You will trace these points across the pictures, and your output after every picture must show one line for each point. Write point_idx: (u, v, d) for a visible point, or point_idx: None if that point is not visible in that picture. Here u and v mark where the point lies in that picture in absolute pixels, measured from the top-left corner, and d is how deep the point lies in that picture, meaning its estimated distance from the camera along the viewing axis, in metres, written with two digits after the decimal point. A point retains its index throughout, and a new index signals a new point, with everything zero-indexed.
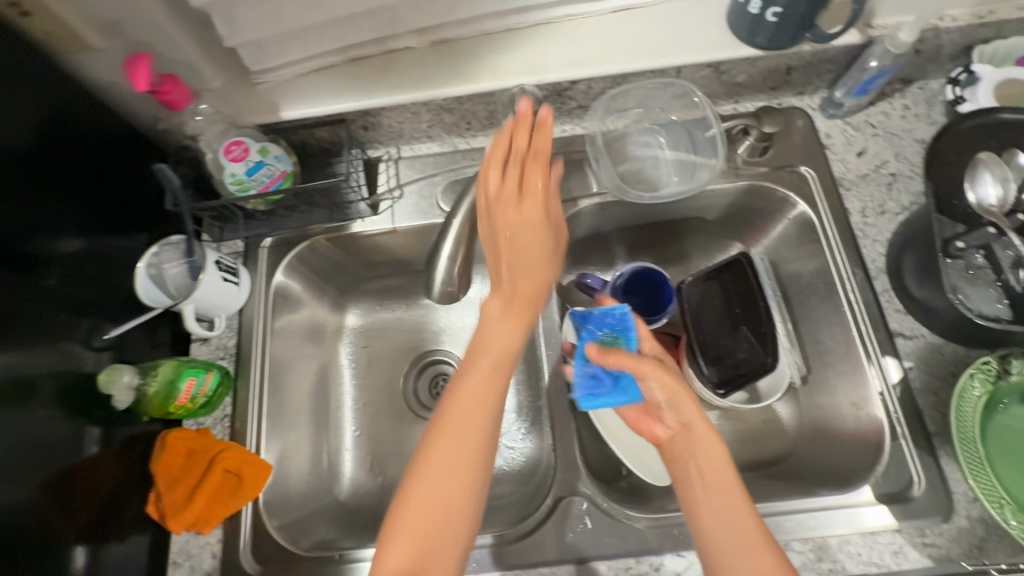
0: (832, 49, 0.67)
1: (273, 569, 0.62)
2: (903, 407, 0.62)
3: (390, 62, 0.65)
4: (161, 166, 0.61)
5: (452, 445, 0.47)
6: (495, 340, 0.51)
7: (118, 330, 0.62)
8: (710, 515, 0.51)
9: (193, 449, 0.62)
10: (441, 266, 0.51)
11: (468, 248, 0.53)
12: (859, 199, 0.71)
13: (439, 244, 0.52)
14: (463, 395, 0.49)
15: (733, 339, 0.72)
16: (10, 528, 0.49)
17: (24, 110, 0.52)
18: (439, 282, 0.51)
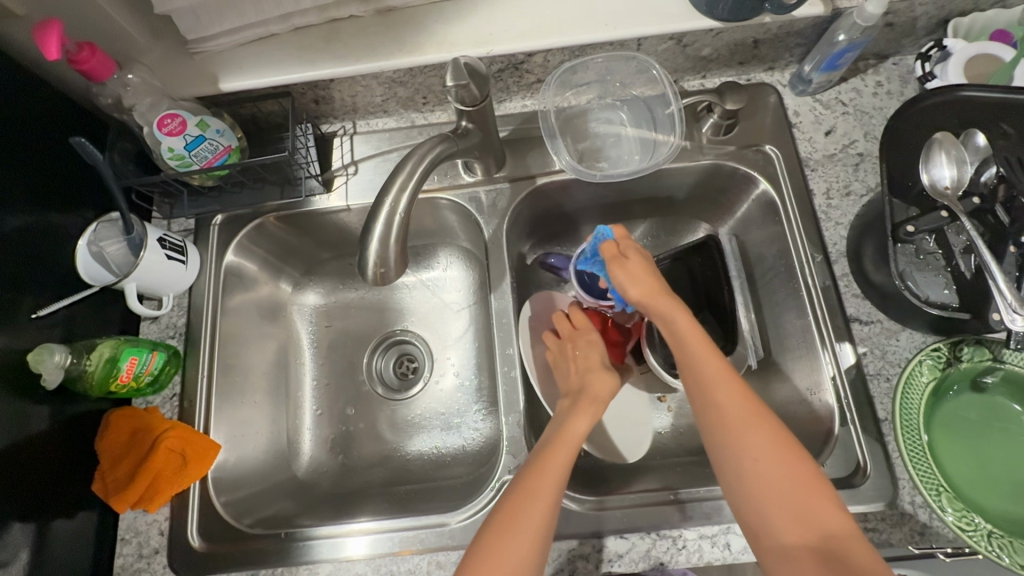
0: (799, 22, 0.64)
1: (219, 545, 0.62)
2: (854, 393, 0.61)
3: (334, 31, 0.62)
4: (81, 139, 0.53)
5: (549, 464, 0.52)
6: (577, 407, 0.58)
7: (48, 309, 0.59)
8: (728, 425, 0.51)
9: (137, 428, 0.62)
10: (373, 248, 0.48)
11: (404, 227, 0.50)
12: (824, 180, 0.69)
13: (371, 224, 0.49)
14: (568, 429, 0.55)
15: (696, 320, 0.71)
16: None
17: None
18: (373, 264, 0.49)
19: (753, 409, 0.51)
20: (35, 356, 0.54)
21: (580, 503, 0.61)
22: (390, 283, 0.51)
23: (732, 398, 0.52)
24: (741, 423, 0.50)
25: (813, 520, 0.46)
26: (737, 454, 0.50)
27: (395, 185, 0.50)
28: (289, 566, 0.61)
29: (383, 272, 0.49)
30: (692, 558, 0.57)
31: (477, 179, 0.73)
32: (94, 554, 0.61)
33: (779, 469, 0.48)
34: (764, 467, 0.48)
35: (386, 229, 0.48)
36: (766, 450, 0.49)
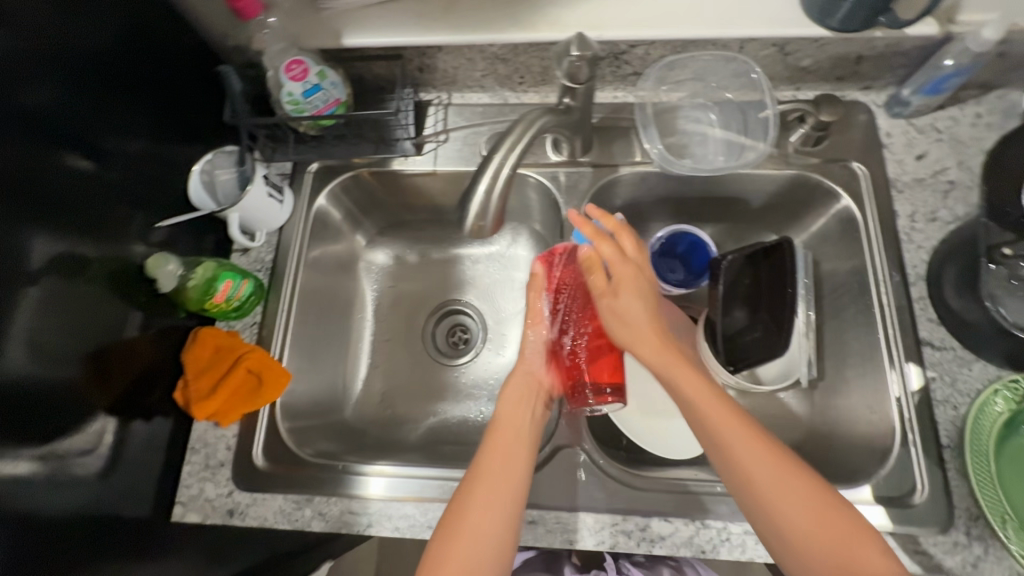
0: (908, 42, 0.65)
1: (280, 467, 0.65)
2: (918, 415, 0.61)
3: (453, 2, 0.66)
4: (227, 68, 0.71)
5: (492, 486, 0.55)
6: (509, 404, 0.63)
7: (170, 221, 0.67)
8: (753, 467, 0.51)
9: (222, 345, 0.66)
10: (475, 202, 0.51)
11: (508, 184, 0.52)
12: (910, 203, 0.69)
13: (477, 181, 0.52)
14: (509, 425, 0.61)
15: (749, 321, 0.73)
16: (66, 391, 0.54)
17: (108, 13, 0.57)
18: (473, 216, 0.52)
19: (775, 456, 0.52)
20: (152, 261, 0.60)
21: (626, 480, 0.62)
22: (485, 237, 0.54)
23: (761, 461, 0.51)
24: (768, 476, 0.51)
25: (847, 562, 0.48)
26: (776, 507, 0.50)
27: (505, 143, 0.52)
28: (341, 497, 0.63)
29: (479, 227, 0.52)
30: (734, 551, 0.58)
31: (561, 160, 0.75)
32: (166, 457, 0.65)
33: (809, 517, 0.50)
34: (799, 519, 0.50)
35: (491, 186, 0.51)
36: (802, 494, 0.50)
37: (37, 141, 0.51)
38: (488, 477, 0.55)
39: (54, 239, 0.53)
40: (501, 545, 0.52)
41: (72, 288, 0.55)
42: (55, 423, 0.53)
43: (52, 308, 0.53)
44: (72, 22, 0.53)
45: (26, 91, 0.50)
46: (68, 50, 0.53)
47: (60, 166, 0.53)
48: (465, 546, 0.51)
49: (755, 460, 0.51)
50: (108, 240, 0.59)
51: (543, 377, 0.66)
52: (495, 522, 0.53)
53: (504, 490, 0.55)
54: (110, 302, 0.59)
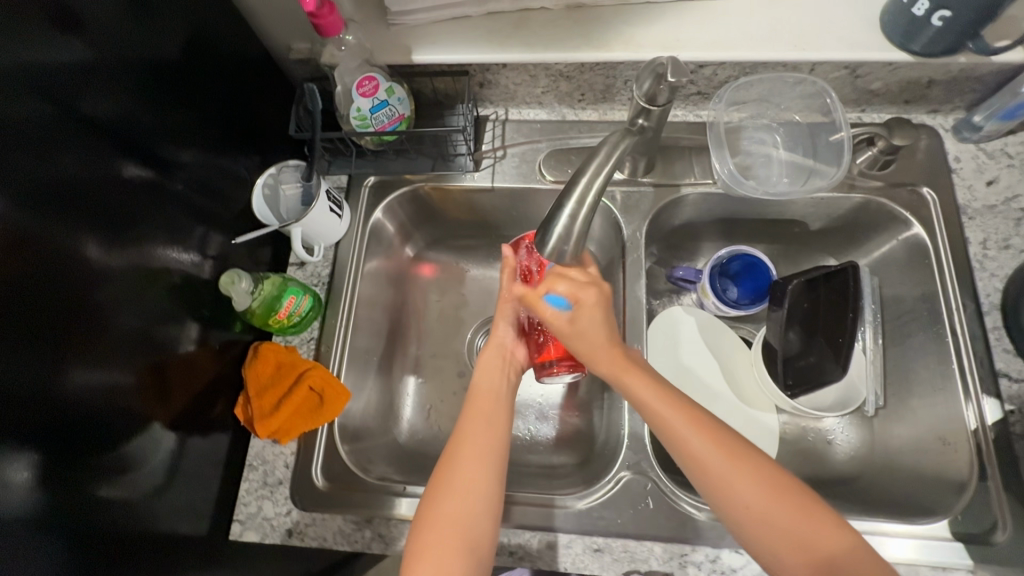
0: (986, 67, 0.63)
1: (339, 487, 0.64)
2: (996, 450, 0.59)
3: (523, 20, 0.65)
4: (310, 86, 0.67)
5: (472, 463, 0.56)
6: (485, 373, 0.64)
7: (243, 238, 0.68)
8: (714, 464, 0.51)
9: (282, 362, 0.66)
10: (560, 224, 0.50)
11: (593, 208, 0.52)
12: (982, 230, 0.67)
13: (562, 203, 0.51)
14: (479, 389, 0.63)
15: (804, 345, 0.71)
16: (134, 408, 0.53)
17: (173, 23, 0.57)
18: (556, 239, 0.51)
19: (751, 461, 0.51)
20: (226, 279, 0.59)
21: (694, 510, 0.60)
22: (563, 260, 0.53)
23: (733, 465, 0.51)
24: (724, 471, 0.51)
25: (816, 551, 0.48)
26: (744, 496, 0.50)
27: (590, 168, 0.52)
28: (402, 519, 0.62)
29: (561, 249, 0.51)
30: None
31: (621, 178, 0.74)
32: (224, 474, 0.64)
33: (777, 504, 0.49)
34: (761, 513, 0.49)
35: (577, 208, 0.50)
36: (773, 480, 0.50)
37: (108, 151, 0.50)
38: (471, 444, 0.57)
39: (120, 251, 0.52)
40: (482, 511, 0.53)
41: (136, 301, 0.53)
42: (123, 442, 0.52)
43: (121, 322, 0.51)
44: (142, 31, 0.53)
45: (100, 99, 0.49)
46: (138, 59, 0.53)
47: (126, 175, 0.52)
48: (451, 510, 0.53)
49: (743, 488, 0.50)
50: (174, 254, 0.59)
51: (517, 354, 0.67)
52: (473, 497, 0.54)
53: (484, 459, 0.56)
54: (176, 315, 0.59)
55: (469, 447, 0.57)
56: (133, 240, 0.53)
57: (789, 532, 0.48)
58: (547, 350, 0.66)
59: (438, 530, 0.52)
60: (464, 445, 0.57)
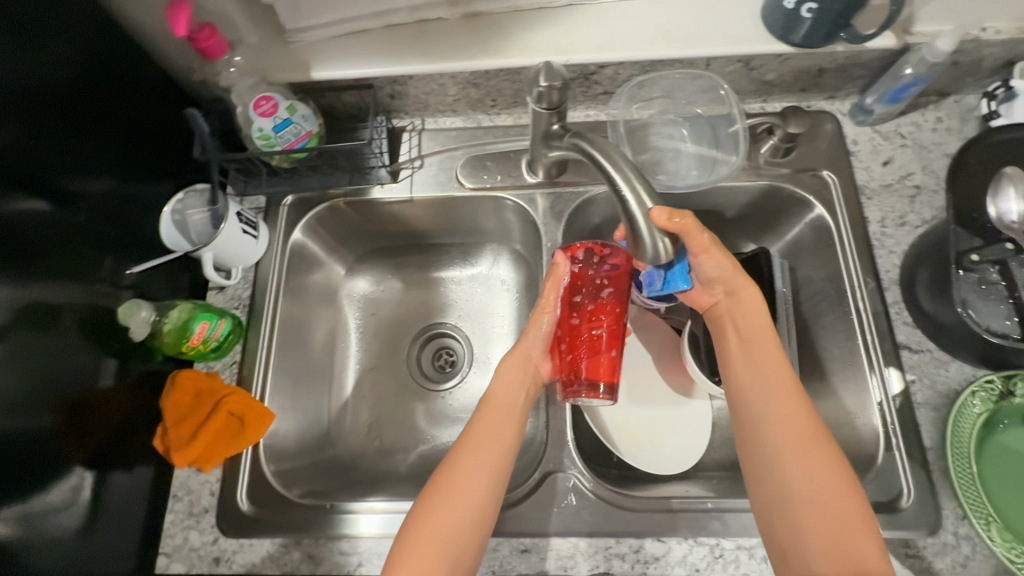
0: (868, 54, 0.66)
1: (267, 511, 0.64)
2: (900, 419, 0.61)
3: (421, 30, 0.66)
4: (193, 111, 0.64)
5: (472, 463, 0.56)
6: (502, 381, 0.62)
7: (141, 267, 0.65)
8: (790, 449, 0.53)
9: (201, 389, 0.65)
10: (659, 227, 0.49)
11: (639, 174, 0.51)
12: (879, 209, 0.70)
13: (627, 205, 0.49)
14: (496, 398, 0.61)
15: None
16: (40, 445, 0.53)
17: (61, 53, 0.55)
18: (665, 240, 0.51)
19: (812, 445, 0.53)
20: (122, 310, 0.59)
21: (617, 502, 0.61)
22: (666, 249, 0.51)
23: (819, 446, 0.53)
24: (801, 458, 0.52)
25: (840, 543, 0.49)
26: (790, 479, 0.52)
27: (593, 155, 0.53)
28: (331, 538, 0.62)
29: (658, 247, 0.51)
30: (727, 568, 0.58)
31: (538, 182, 0.76)
32: (147, 508, 0.63)
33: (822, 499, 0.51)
34: (813, 492, 0.51)
35: (624, 184, 0.50)
36: (821, 469, 0.52)
37: None
38: (477, 453, 0.56)
39: (13, 290, 0.51)
40: (473, 519, 0.53)
41: (36, 339, 0.53)
42: (28, 480, 0.52)
43: (15, 361, 0.51)
44: (26, 63, 0.52)
45: None
46: (25, 93, 0.52)
47: (18, 213, 0.52)
48: (446, 514, 0.53)
49: (816, 476, 0.52)
50: (76, 289, 0.58)
51: (539, 366, 0.64)
52: (470, 496, 0.54)
53: (488, 465, 0.56)
54: (81, 350, 0.58)
55: (478, 447, 0.57)
56: (29, 277, 0.53)
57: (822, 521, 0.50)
58: (576, 365, 0.60)
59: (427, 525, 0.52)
60: (472, 451, 0.57)
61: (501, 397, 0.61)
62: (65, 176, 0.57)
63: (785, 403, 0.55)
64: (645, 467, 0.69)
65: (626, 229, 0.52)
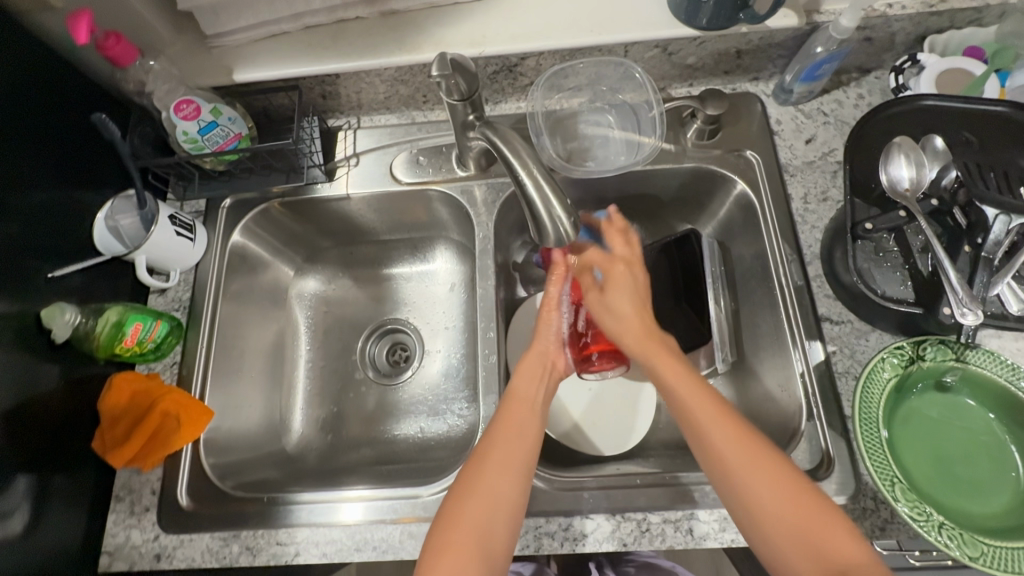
0: (779, 34, 0.68)
1: (207, 505, 0.65)
2: (821, 389, 0.62)
3: (341, 30, 0.68)
4: (100, 115, 0.57)
5: (502, 460, 0.54)
6: (523, 378, 0.61)
7: (64, 271, 0.64)
8: (761, 488, 0.49)
9: (137, 390, 0.67)
10: (557, 209, 0.51)
11: (542, 165, 0.53)
12: (802, 185, 0.71)
13: (526, 192, 0.52)
14: (519, 392, 0.60)
15: (674, 313, 0.75)
16: None
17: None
18: (567, 224, 0.52)
19: (741, 440, 0.51)
20: (46, 313, 0.60)
21: (548, 481, 0.63)
22: (570, 235, 0.53)
23: (783, 501, 0.49)
24: (746, 468, 0.50)
25: (816, 539, 0.47)
26: (743, 480, 0.50)
27: (499, 144, 0.55)
28: (269, 529, 0.63)
29: (561, 232, 0.52)
30: (654, 541, 0.59)
31: (471, 173, 0.77)
32: (90, 508, 0.64)
33: (773, 490, 0.49)
34: (775, 509, 0.48)
35: (525, 176, 0.52)
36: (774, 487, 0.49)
37: None
38: (505, 447, 0.55)
39: None
40: (508, 512, 0.52)
41: None
42: None
43: None
44: None
45: None
46: None
47: None
48: (477, 500, 0.52)
49: (762, 499, 0.49)
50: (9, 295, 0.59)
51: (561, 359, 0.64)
52: (497, 491, 0.52)
53: (517, 454, 0.55)
54: (16, 358, 0.59)
55: (501, 440, 0.55)
56: None
57: (781, 501, 0.49)
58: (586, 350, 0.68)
59: (459, 518, 0.51)
60: (501, 446, 0.55)
61: (521, 388, 0.60)
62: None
63: (703, 412, 0.53)
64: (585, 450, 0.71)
65: (530, 218, 0.54)
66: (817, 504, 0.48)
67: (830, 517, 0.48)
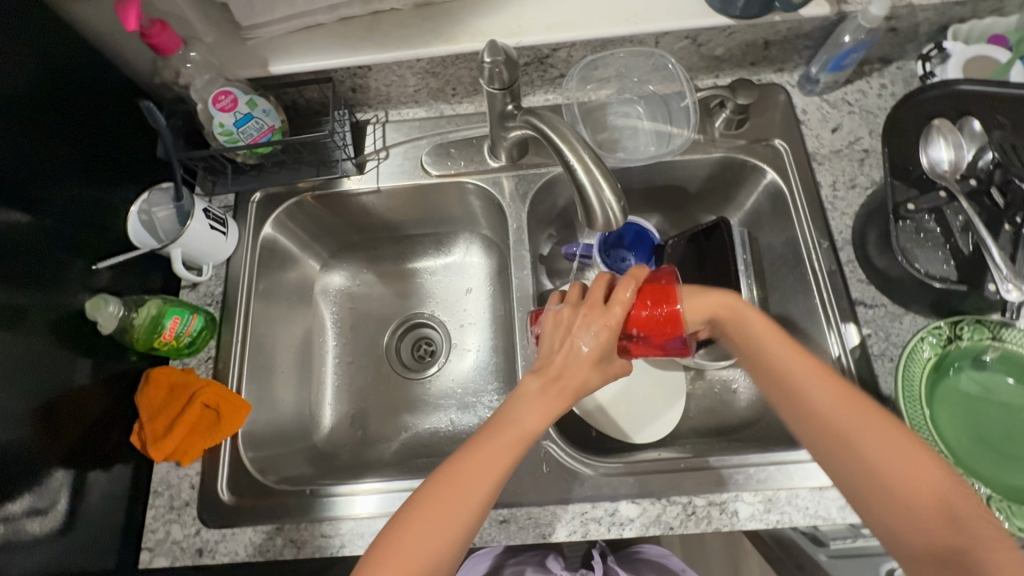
0: (807, 24, 0.69)
1: (247, 498, 0.65)
2: (858, 371, 0.64)
3: (375, 22, 0.69)
4: (149, 102, 0.57)
5: (472, 475, 0.48)
6: (526, 401, 0.51)
7: (107, 263, 0.65)
8: (889, 473, 0.45)
9: (175, 384, 0.66)
10: (607, 193, 0.51)
11: (591, 148, 0.53)
12: (830, 173, 0.72)
13: (576, 176, 0.52)
14: (512, 415, 0.51)
15: None
16: (17, 440, 0.53)
17: (23, 59, 0.56)
18: (617, 208, 0.51)
19: (849, 407, 0.48)
20: (91, 304, 0.60)
21: (590, 468, 0.63)
22: (622, 218, 0.52)
23: (895, 463, 0.45)
24: (857, 433, 0.47)
25: (916, 501, 0.44)
26: (863, 454, 0.46)
27: (545, 132, 0.56)
28: (311, 521, 0.63)
29: (610, 217, 0.52)
30: (700, 523, 0.59)
31: (501, 165, 0.77)
32: (128, 503, 0.63)
33: (890, 458, 0.46)
34: (893, 475, 0.45)
35: (574, 159, 0.52)
36: (889, 448, 0.46)
37: None
38: (478, 465, 0.49)
39: None
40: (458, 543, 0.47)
41: (8, 334, 0.54)
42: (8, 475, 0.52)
43: None
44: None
45: None
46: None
47: None
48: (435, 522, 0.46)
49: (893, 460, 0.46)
50: (47, 288, 0.59)
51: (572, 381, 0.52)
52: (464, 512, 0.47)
53: (490, 481, 0.48)
54: (52, 352, 0.58)
55: (474, 463, 0.49)
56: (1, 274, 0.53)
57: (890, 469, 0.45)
58: None
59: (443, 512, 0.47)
60: (471, 474, 0.48)
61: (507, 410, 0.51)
62: (37, 177, 0.58)
63: (842, 416, 0.48)
64: (618, 436, 0.71)
65: (579, 202, 0.54)
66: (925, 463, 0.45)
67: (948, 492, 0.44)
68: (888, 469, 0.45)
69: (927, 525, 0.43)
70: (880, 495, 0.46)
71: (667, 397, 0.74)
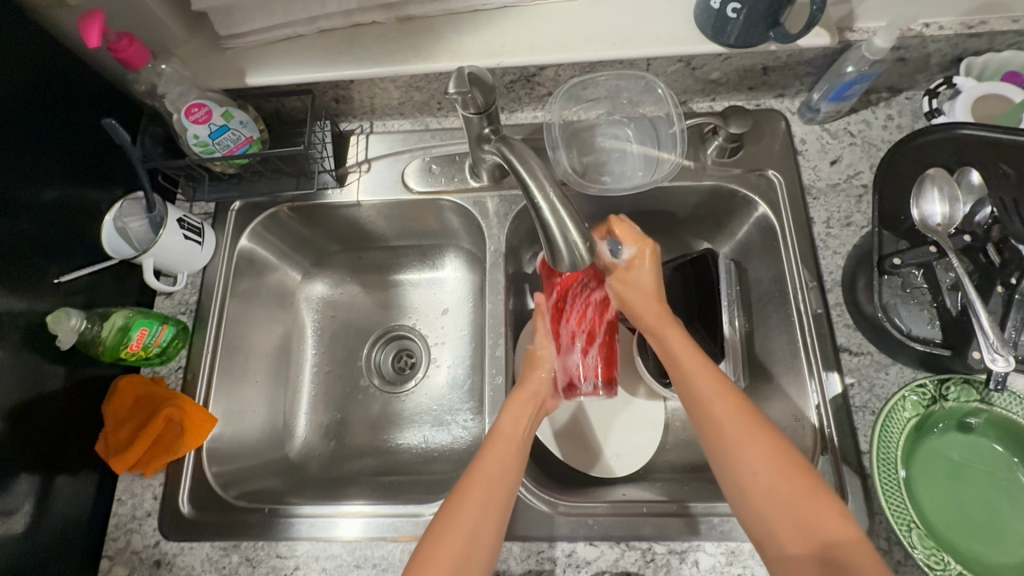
0: (808, 52, 0.65)
1: (207, 512, 0.65)
2: (837, 422, 0.61)
3: (356, 35, 0.67)
4: (112, 121, 0.57)
5: (484, 494, 0.52)
6: (511, 415, 0.59)
7: (70, 275, 0.64)
8: (761, 479, 0.49)
9: (143, 395, 0.67)
10: (573, 234, 0.49)
11: (558, 184, 0.51)
12: (825, 209, 0.69)
13: (541, 213, 0.50)
14: (502, 429, 0.57)
15: (687, 331, 0.74)
16: None
17: None
18: (583, 248, 0.50)
19: (749, 424, 0.51)
20: (52, 317, 0.60)
21: (551, 506, 0.62)
22: (588, 259, 0.51)
23: (768, 465, 0.49)
24: (740, 437, 0.51)
25: (801, 509, 0.47)
26: (744, 462, 0.50)
27: (514, 164, 0.54)
28: (269, 541, 0.62)
29: (576, 256, 0.50)
30: (659, 572, 0.58)
31: (483, 184, 0.76)
32: (91, 512, 0.63)
33: (766, 461, 0.49)
34: (761, 481, 0.49)
35: (539, 195, 0.50)
36: (758, 458, 0.50)
37: None
38: (482, 484, 0.52)
39: None
40: (482, 552, 0.49)
41: None
42: None
43: None
44: None
45: None
46: None
47: None
48: (451, 535, 0.49)
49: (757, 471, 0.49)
50: (19, 295, 0.59)
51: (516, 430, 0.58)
52: (475, 528, 0.50)
53: (496, 493, 0.52)
54: (20, 362, 0.59)
55: (480, 485, 0.52)
56: None
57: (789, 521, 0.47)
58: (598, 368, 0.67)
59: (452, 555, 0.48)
60: (480, 488, 0.52)
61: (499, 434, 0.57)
62: (10, 186, 0.58)
63: (730, 424, 0.52)
64: (586, 470, 0.70)
65: (544, 240, 0.52)
66: (794, 464, 0.49)
67: (809, 482, 0.48)
68: (755, 471, 0.49)
69: (796, 500, 0.48)
70: (757, 500, 0.49)
71: (642, 433, 0.73)
